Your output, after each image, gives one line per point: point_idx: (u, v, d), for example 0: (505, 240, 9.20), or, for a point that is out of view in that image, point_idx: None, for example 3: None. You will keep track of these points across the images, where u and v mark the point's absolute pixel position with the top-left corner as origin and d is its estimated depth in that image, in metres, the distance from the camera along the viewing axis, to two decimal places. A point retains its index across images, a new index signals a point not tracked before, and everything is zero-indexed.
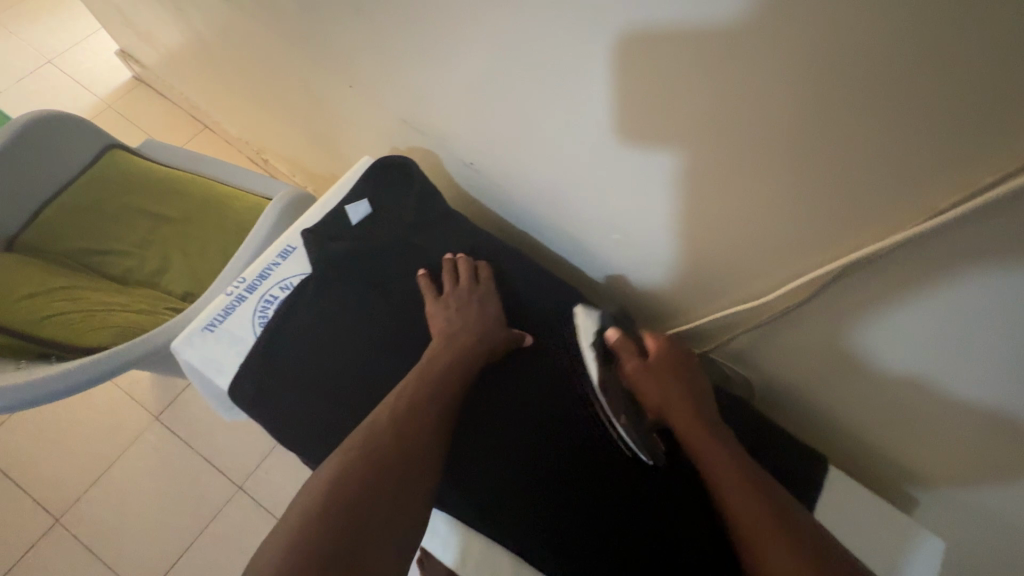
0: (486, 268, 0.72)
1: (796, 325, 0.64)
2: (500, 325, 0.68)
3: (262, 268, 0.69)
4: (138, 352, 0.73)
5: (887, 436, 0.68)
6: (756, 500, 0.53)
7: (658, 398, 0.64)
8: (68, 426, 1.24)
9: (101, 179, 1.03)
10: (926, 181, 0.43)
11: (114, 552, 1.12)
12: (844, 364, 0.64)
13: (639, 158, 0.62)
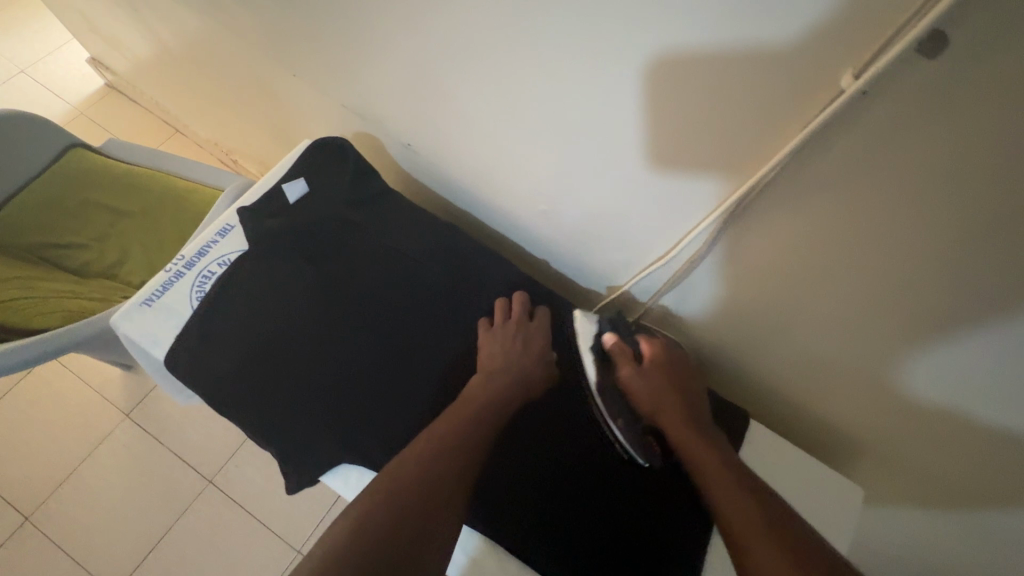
0: (543, 310, 0.73)
1: (737, 289, 0.66)
2: (547, 364, 0.68)
3: (201, 245, 0.70)
4: (83, 334, 0.74)
5: (822, 388, 0.70)
6: (743, 500, 0.53)
7: (651, 400, 0.66)
8: (56, 428, 1.35)
9: (61, 177, 1.06)
10: (804, 92, 0.43)
11: (83, 546, 1.26)
12: (777, 321, 0.66)
13: (682, 187, 0.59)
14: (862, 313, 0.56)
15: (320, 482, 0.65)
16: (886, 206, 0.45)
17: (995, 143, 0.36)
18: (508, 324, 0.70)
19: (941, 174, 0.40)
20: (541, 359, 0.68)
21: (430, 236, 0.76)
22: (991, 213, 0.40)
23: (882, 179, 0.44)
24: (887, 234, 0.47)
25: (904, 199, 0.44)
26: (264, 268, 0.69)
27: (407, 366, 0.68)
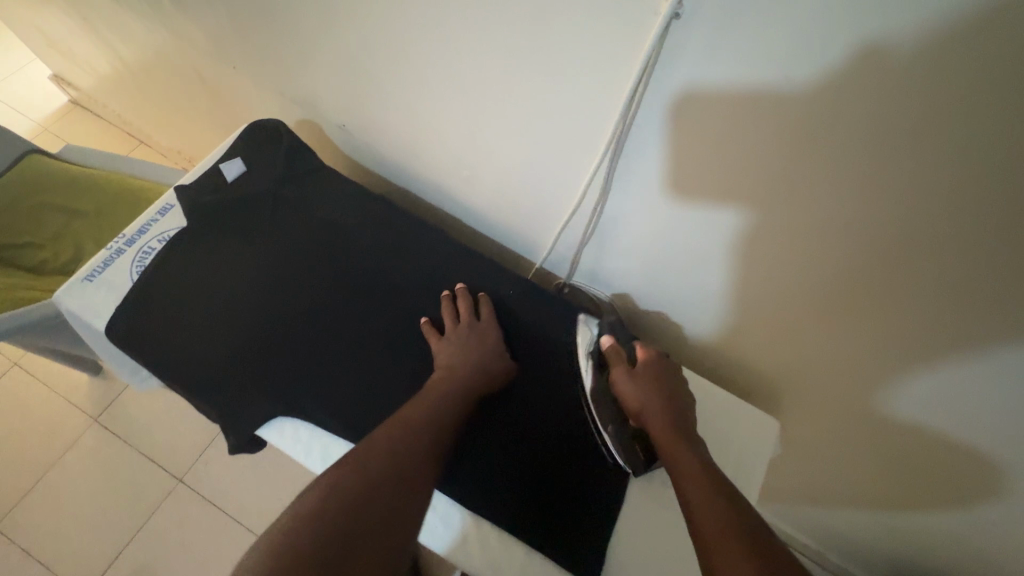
0: (487, 304, 0.74)
1: (644, 226, 0.72)
2: (499, 357, 0.70)
3: (141, 224, 0.74)
4: (21, 321, 0.77)
5: (736, 319, 0.75)
6: (720, 511, 0.50)
7: (638, 407, 0.63)
8: (24, 436, 1.36)
9: (17, 181, 1.09)
10: (645, 19, 0.49)
11: (52, 549, 1.26)
12: (688, 254, 0.71)
13: (702, 216, 0.64)
14: (752, 230, 0.62)
15: (257, 437, 0.67)
16: (744, 118, 0.51)
17: (812, 40, 0.42)
18: (457, 325, 0.70)
19: (776, 80, 0.46)
20: (490, 353, 0.69)
21: (364, 206, 0.79)
22: (822, 107, 0.46)
23: (735, 91, 0.50)
24: (752, 145, 0.53)
25: (756, 109, 0.50)
26: (202, 240, 0.73)
27: (341, 323, 0.72)
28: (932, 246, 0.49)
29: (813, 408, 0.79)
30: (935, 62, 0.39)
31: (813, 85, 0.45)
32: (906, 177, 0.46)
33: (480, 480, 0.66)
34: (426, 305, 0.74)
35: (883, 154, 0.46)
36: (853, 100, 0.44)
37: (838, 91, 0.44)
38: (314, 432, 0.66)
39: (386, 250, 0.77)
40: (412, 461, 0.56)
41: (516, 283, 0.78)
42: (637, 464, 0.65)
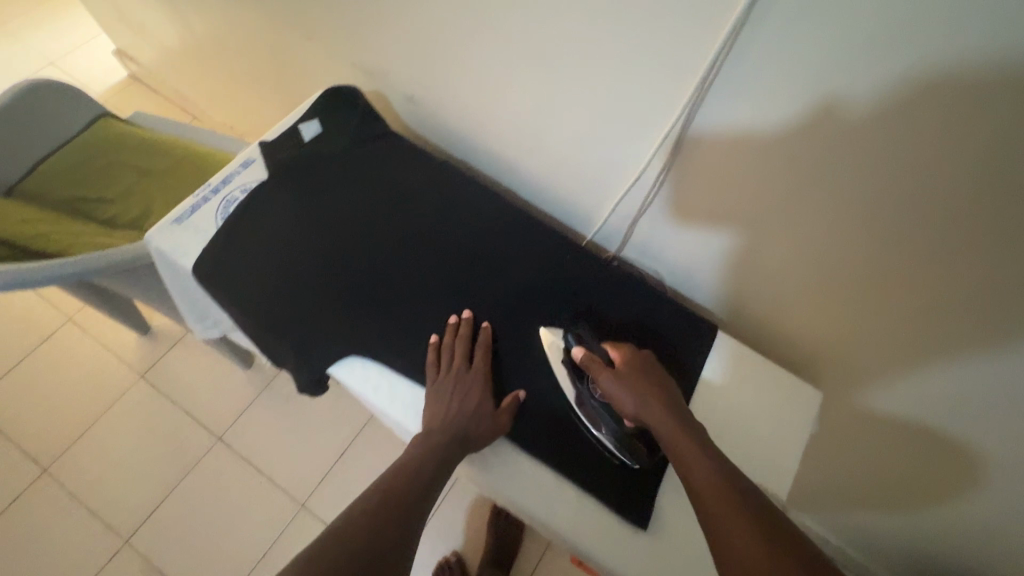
0: (481, 348, 0.71)
1: (698, 199, 0.74)
2: (483, 417, 0.67)
3: (226, 174, 0.79)
4: (105, 263, 0.82)
5: (780, 298, 0.78)
6: (728, 499, 0.51)
7: (633, 406, 0.62)
8: (75, 386, 1.43)
9: (93, 141, 1.16)
10: None
11: (97, 495, 1.32)
12: (745, 227, 0.73)
13: (699, 235, 0.79)
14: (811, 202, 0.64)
15: (328, 372, 0.72)
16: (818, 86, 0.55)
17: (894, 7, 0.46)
18: (448, 368, 0.69)
19: (779, 105, 0.59)
20: (472, 411, 0.67)
21: (429, 171, 0.84)
22: (901, 72, 0.49)
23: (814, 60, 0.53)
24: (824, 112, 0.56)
25: (762, 130, 0.62)
26: (282, 192, 0.78)
27: (406, 276, 0.76)
28: (907, 246, 0.60)
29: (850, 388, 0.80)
30: (899, 100, 0.51)
31: (806, 114, 0.58)
32: (880, 190, 0.58)
33: (536, 427, 0.69)
34: (486, 265, 0.79)
35: (857, 173, 0.58)
36: (837, 128, 0.56)
37: (827, 118, 0.56)
38: (383, 372, 0.71)
39: (450, 213, 0.82)
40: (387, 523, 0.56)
41: (577, 248, 0.81)
42: (643, 459, 0.66)
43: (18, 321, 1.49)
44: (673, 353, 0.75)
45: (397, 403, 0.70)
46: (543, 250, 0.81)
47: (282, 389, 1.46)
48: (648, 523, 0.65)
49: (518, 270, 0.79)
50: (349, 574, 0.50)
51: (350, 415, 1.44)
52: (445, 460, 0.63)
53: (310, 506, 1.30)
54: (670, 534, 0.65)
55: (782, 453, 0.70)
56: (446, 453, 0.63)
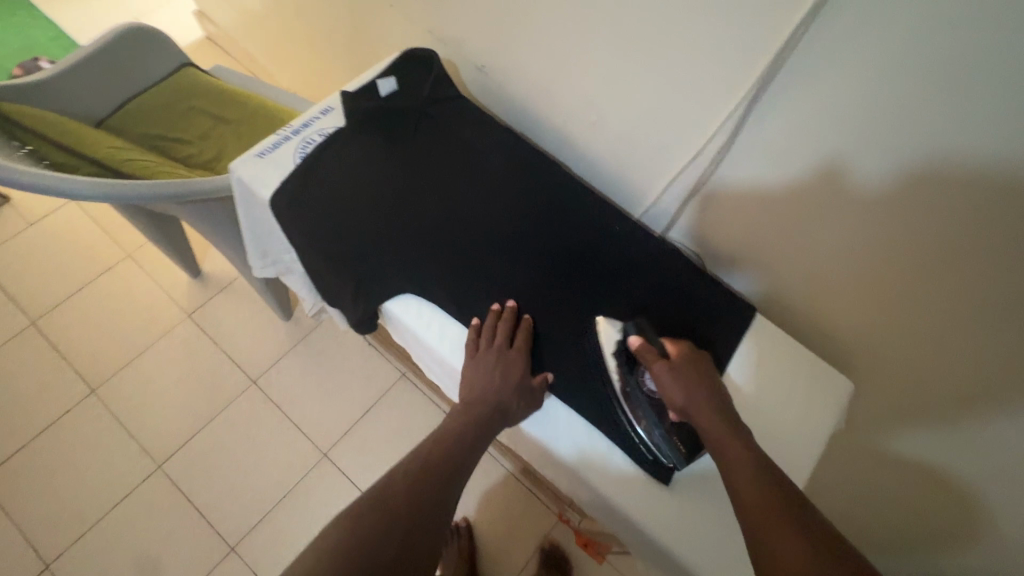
0: (525, 330, 0.74)
1: (754, 183, 0.77)
2: (518, 393, 0.71)
3: (307, 119, 0.85)
4: (190, 191, 0.89)
5: (824, 288, 0.80)
6: (768, 497, 0.52)
7: (683, 398, 0.64)
8: (127, 317, 1.52)
9: (177, 87, 1.25)
10: None
11: (137, 421, 1.40)
12: (800, 214, 0.75)
13: (718, 261, 0.92)
14: (869, 188, 0.66)
15: (383, 307, 0.78)
16: (882, 79, 0.58)
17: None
18: (489, 347, 0.73)
19: (801, 134, 0.68)
20: (511, 386, 0.71)
21: (494, 136, 0.88)
22: (977, 58, 0.52)
23: (891, 44, 0.56)
24: (883, 110, 0.60)
25: (805, 134, 0.68)
26: (357, 139, 0.83)
27: (464, 229, 0.81)
28: (880, 292, 0.73)
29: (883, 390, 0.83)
30: (878, 178, 0.65)
31: (807, 175, 0.71)
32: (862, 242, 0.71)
33: (575, 379, 0.74)
34: (539, 228, 0.82)
35: (845, 226, 0.72)
36: (834, 187, 0.70)
37: (826, 178, 0.70)
38: (434, 313, 0.77)
39: (511, 176, 0.86)
40: (428, 484, 0.62)
41: (627, 223, 0.85)
42: (679, 458, 0.68)
43: (81, 251, 1.59)
44: (712, 328, 0.77)
45: (444, 342, 0.76)
46: (597, 218, 0.84)
47: (318, 343, 1.52)
48: (671, 480, 0.70)
49: (569, 236, 0.82)
50: (389, 538, 0.54)
51: (379, 375, 1.50)
52: (482, 432, 0.69)
53: (332, 456, 1.35)
54: (691, 490, 0.69)
55: (807, 434, 0.73)
56: (482, 426, 0.68)
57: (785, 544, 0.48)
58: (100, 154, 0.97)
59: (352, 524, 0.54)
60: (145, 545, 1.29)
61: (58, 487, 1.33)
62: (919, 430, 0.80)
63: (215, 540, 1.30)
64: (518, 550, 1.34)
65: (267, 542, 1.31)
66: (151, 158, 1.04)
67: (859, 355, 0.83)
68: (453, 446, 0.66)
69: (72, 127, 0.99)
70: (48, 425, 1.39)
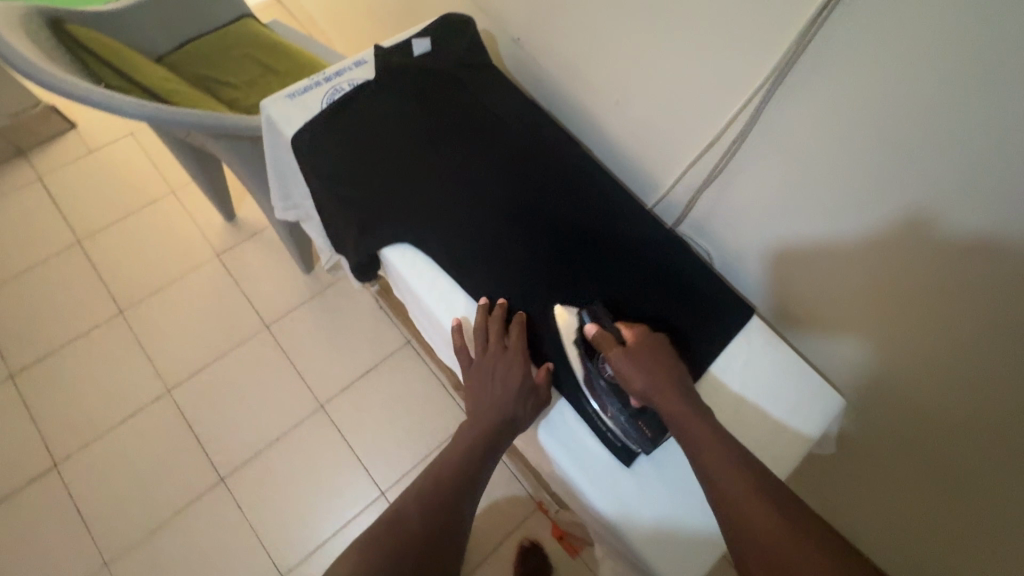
0: (519, 324, 0.74)
1: (798, 191, 0.73)
2: (521, 391, 0.70)
3: (340, 69, 0.89)
4: (221, 124, 0.94)
5: (864, 313, 0.75)
6: (754, 491, 0.56)
7: (642, 385, 0.65)
8: (161, 249, 1.60)
9: (234, 34, 1.31)
10: None
11: (155, 346, 1.48)
12: (847, 229, 0.71)
13: (748, 263, 0.87)
14: (884, 193, 0.64)
15: (380, 252, 0.81)
16: (901, 73, 0.57)
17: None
18: (486, 348, 0.73)
19: (817, 129, 0.67)
20: (513, 386, 0.71)
21: (517, 106, 0.89)
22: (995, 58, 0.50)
23: (909, 39, 0.54)
24: (902, 107, 0.58)
25: (822, 132, 0.66)
26: (382, 91, 0.86)
27: (472, 190, 0.82)
28: (944, 357, 0.69)
29: (896, 425, 0.80)
30: (965, 236, 0.59)
31: (888, 230, 0.66)
32: (946, 305, 0.65)
33: (555, 349, 0.74)
34: (547, 200, 0.83)
35: (927, 288, 0.66)
36: (919, 244, 0.64)
37: (911, 231, 0.64)
38: (425, 263, 0.79)
39: (527, 146, 0.86)
40: (445, 496, 0.63)
41: (636, 207, 0.84)
42: (646, 442, 0.69)
43: (131, 182, 1.69)
44: (702, 321, 0.76)
45: (431, 292, 0.78)
46: (606, 199, 0.84)
47: (332, 300, 1.57)
48: (632, 463, 0.70)
49: (576, 212, 0.82)
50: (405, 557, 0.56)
51: (385, 339, 1.53)
52: (495, 441, 0.69)
53: (328, 407, 1.39)
54: (648, 475, 0.70)
55: (777, 440, 0.71)
56: (494, 435, 0.68)
57: (772, 532, 0.53)
58: (150, 82, 1.03)
59: (368, 540, 0.58)
60: (144, 462, 1.36)
61: (75, 395, 1.42)
62: (927, 446, 0.78)
63: (208, 469, 1.36)
64: (494, 530, 1.35)
65: (256, 478, 1.36)
66: (196, 94, 1.09)
67: (861, 370, 0.80)
68: (465, 457, 0.67)
69: (129, 54, 1.06)
70: (76, 336, 1.48)
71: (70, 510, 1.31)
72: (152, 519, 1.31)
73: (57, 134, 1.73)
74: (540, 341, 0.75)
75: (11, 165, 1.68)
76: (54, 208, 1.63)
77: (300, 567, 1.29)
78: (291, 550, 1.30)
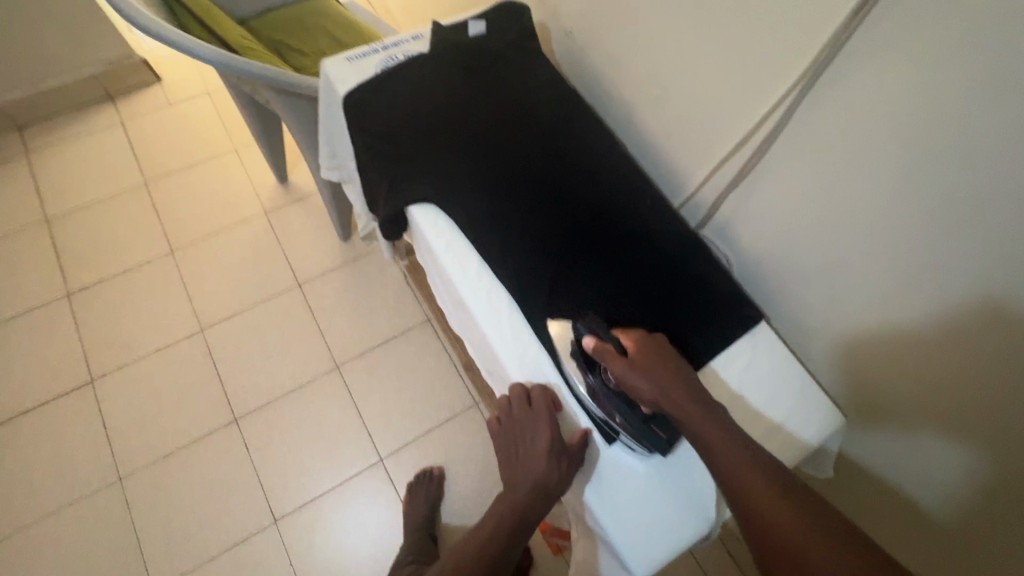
0: (542, 391, 0.73)
1: (841, 211, 0.72)
2: (549, 460, 0.69)
3: (398, 41, 0.95)
4: (282, 80, 1.01)
5: (904, 347, 0.73)
6: (769, 487, 0.57)
7: (651, 394, 0.66)
8: (216, 200, 1.72)
9: (311, 7, 1.41)
10: None
11: (196, 287, 1.58)
12: (890, 262, 0.69)
13: (779, 280, 0.87)
14: (922, 219, 0.63)
15: (407, 209, 0.85)
16: (927, 84, 0.57)
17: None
18: (510, 417, 0.73)
19: (847, 137, 0.67)
20: (540, 456, 0.70)
21: (558, 92, 0.92)
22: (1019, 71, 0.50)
23: (936, 50, 0.55)
24: (927, 124, 0.59)
25: (853, 141, 0.67)
26: (432, 62, 0.91)
27: (505, 162, 0.85)
28: (1003, 439, 0.66)
29: (914, 467, 0.81)
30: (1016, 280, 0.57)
31: (962, 308, 0.64)
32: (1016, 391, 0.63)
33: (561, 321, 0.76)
34: (574, 181, 0.85)
35: (979, 343, 0.64)
36: (993, 326, 0.61)
37: (975, 301, 0.62)
38: (445, 221, 0.84)
39: (562, 128, 0.89)
40: None
41: (660, 202, 0.85)
42: (660, 445, 0.70)
43: (199, 135, 1.82)
44: (706, 321, 0.78)
45: (448, 254, 0.82)
46: (632, 189, 0.86)
47: (362, 268, 1.64)
48: (613, 442, 0.72)
49: (601, 197, 0.84)
50: None
51: (406, 313, 1.58)
52: (530, 505, 0.69)
53: (343, 366, 1.45)
54: (627, 453, 0.72)
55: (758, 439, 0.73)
56: (525, 508, 0.69)
57: (789, 525, 0.53)
58: (229, 38, 1.12)
59: None
60: (168, 391, 1.45)
61: (119, 320, 1.53)
62: (946, 473, 0.77)
63: (225, 408, 1.44)
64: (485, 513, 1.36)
65: (267, 423, 1.43)
66: (268, 54, 1.18)
67: (880, 386, 0.79)
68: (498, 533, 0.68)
69: (214, 11, 1.16)
70: (128, 268, 1.60)
71: (96, 423, 1.41)
72: (167, 445, 1.39)
73: (143, 84, 1.88)
74: (546, 312, 0.77)
75: (99, 107, 1.84)
76: (129, 150, 1.77)
77: (292, 514, 1.34)
78: (286, 497, 1.36)
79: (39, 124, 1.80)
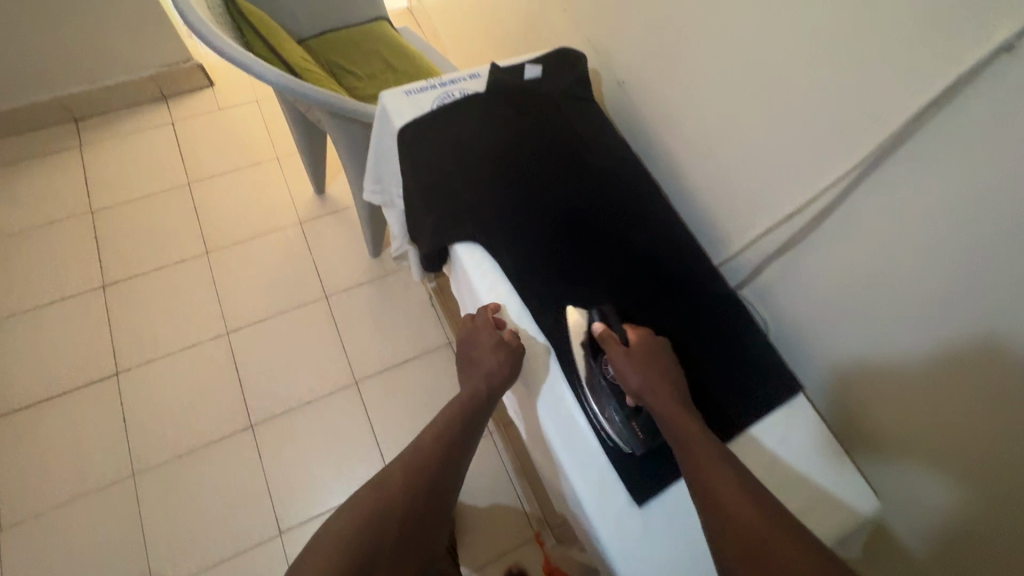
0: (489, 308, 0.81)
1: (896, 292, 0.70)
2: (487, 360, 0.78)
3: (454, 78, 0.97)
4: (338, 104, 1.04)
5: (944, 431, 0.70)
6: (763, 523, 0.59)
7: (639, 383, 0.70)
8: (253, 206, 1.76)
9: (368, 31, 1.45)
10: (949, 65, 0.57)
11: (226, 290, 1.61)
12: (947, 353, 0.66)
13: (812, 342, 0.85)
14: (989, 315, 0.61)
15: (453, 247, 0.86)
16: (996, 176, 0.57)
17: None
18: (466, 331, 0.83)
19: (907, 218, 0.66)
20: (481, 359, 0.78)
21: (607, 141, 0.94)
22: None
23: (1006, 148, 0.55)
24: (993, 216, 0.58)
25: (913, 224, 0.66)
26: (488, 102, 0.93)
27: (552, 208, 0.86)
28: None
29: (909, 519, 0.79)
30: None
31: (974, 370, 0.64)
32: None
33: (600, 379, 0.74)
34: (618, 232, 0.85)
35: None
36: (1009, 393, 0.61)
37: None
38: (490, 262, 0.84)
39: (611, 177, 0.90)
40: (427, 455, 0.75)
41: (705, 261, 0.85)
42: (638, 445, 0.71)
43: (244, 141, 1.87)
44: (745, 390, 0.77)
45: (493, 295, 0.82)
46: (678, 246, 0.86)
47: (389, 287, 1.65)
48: (644, 503, 0.71)
49: (644, 250, 0.84)
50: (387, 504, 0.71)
51: (428, 336, 1.58)
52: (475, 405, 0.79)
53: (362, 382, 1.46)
54: (655, 518, 0.71)
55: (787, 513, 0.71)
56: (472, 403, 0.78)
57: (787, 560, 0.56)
58: (290, 58, 1.16)
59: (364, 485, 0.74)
60: (188, 391, 1.47)
61: (149, 315, 1.56)
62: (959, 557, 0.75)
63: (242, 413, 1.45)
64: (492, 548, 1.34)
65: (281, 433, 1.43)
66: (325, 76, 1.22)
67: (911, 467, 0.77)
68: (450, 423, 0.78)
69: (278, 32, 1.20)
70: (163, 264, 1.64)
71: (116, 416, 1.43)
72: (181, 445, 1.41)
73: (196, 88, 1.95)
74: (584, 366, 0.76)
75: (153, 106, 1.91)
76: (177, 150, 1.83)
77: (297, 528, 1.34)
78: (293, 510, 1.35)
79: (94, 117, 1.87)
